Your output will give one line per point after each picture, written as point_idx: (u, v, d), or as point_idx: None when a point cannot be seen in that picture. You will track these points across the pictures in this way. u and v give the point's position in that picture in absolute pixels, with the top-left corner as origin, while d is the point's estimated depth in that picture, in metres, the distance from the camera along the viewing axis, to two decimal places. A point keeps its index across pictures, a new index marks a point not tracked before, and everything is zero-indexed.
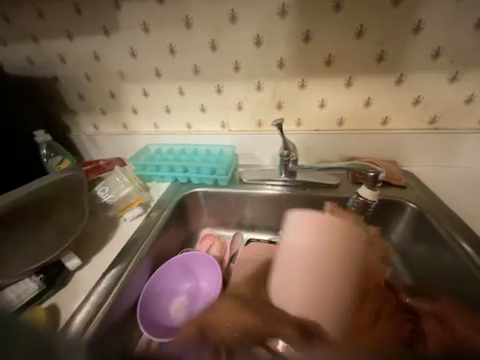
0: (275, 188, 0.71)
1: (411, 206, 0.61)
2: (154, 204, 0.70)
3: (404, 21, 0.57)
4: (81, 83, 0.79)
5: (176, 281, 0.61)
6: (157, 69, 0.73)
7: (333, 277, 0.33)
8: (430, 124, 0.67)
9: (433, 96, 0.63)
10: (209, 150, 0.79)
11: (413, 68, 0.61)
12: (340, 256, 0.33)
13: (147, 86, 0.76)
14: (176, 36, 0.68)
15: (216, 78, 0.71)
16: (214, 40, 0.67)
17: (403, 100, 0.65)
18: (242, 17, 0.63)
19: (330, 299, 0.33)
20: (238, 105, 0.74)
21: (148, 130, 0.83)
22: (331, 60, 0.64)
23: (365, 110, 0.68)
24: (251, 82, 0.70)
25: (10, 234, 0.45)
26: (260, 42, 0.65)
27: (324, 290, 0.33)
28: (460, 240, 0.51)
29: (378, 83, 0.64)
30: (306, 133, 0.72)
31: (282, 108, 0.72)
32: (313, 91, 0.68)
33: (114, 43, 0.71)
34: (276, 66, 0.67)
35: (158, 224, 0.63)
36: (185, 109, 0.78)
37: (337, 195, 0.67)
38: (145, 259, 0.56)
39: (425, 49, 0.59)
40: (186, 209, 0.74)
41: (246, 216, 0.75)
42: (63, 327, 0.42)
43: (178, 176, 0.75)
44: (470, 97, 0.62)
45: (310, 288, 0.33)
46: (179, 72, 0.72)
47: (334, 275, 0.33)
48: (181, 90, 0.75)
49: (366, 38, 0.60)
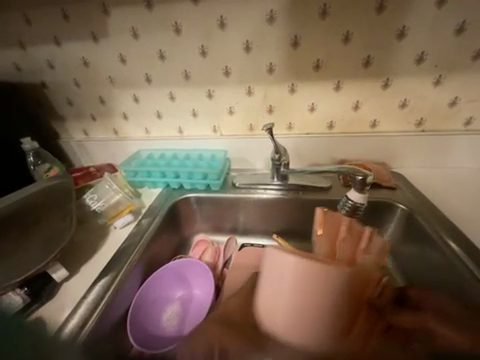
0: (268, 191, 0.71)
1: (401, 207, 0.62)
2: (145, 211, 0.69)
3: (390, 26, 0.59)
4: (70, 89, 0.78)
5: (169, 290, 0.60)
6: (147, 75, 0.73)
7: (311, 302, 0.36)
8: (417, 126, 0.68)
9: (418, 99, 0.65)
10: (201, 155, 0.79)
11: (399, 72, 0.63)
12: (314, 284, 0.35)
13: (137, 92, 0.75)
14: (166, 42, 0.68)
15: (207, 83, 0.72)
16: (204, 46, 0.67)
17: (390, 103, 0.66)
18: (231, 23, 0.63)
19: (311, 320, 0.36)
20: (229, 109, 0.74)
21: (139, 136, 0.82)
22: (319, 65, 0.65)
23: (355, 114, 0.69)
24: (242, 87, 0.71)
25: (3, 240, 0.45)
26: (249, 48, 0.65)
27: (303, 312, 0.36)
28: (447, 239, 0.52)
29: (366, 87, 0.65)
30: (297, 136, 0.73)
31: (273, 112, 0.72)
32: (303, 95, 0.69)
33: (103, 50, 0.71)
34: (266, 71, 0.68)
35: (150, 230, 0.63)
36: (176, 114, 0.77)
37: (329, 197, 0.68)
38: (136, 266, 0.55)
39: (410, 54, 0.61)
40: (178, 215, 0.73)
41: (239, 221, 0.75)
42: None
43: (170, 182, 0.75)
44: (454, 100, 0.64)
45: (291, 311, 0.37)
46: (169, 77, 0.72)
47: (312, 301, 0.35)
48: (172, 95, 0.75)
49: (353, 43, 0.61)
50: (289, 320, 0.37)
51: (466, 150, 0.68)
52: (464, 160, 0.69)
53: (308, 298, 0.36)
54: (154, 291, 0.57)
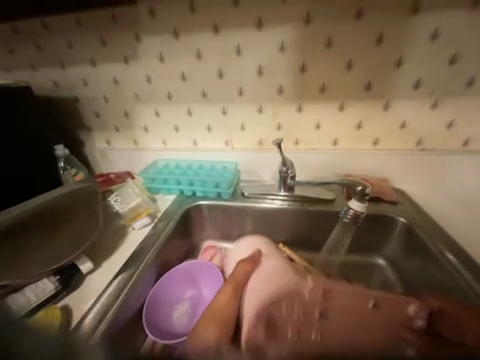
0: (276, 201, 0.75)
1: (401, 220, 0.65)
2: (160, 215, 0.74)
3: (388, 56, 0.65)
4: (99, 103, 0.87)
5: (180, 290, 0.64)
6: (169, 93, 0.81)
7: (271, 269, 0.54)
8: (416, 145, 0.72)
9: (417, 120, 0.70)
10: (214, 165, 0.85)
11: (397, 97, 0.68)
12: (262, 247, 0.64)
13: (159, 107, 0.84)
14: (188, 67, 0.77)
15: (223, 102, 0.79)
16: (221, 70, 0.75)
17: (391, 124, 0.71)
18: (247, 50, 0.72)
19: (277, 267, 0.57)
20: (241, 125, 0.81)
21: (157, 147, 0.90)
22: (325, 88, 0.71)
23: (357, 132, 0.74)
24: (254, 106, 0.78)
25: (30, 239, 0.50)
26: (262, 72, 0.73)
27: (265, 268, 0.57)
28: (445, 251, 0.55)
29: (367, 109, 0.71)
30: (303, 151, 0.78)
31: (281, 129, 0.79)
32: (308, 115, 0.75)
33: (132, 70, 0.80)
34: (276, 92, 0.75)
35: (165, 234, 0.67)
36: (193, 128, 0.85)
37: (332, 209, 0.71)
38: (150, 265, 0.59)
39: (408, 80, 0.67)
40: (190, 220, 0.78)
41: (247, 229, 0.79)
42: (74, 328, 0.45)
43: (185, 189, 0.80)
44: (451, 123, 0.68)
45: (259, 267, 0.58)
46: (189, 96, 0.80)
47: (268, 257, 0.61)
48: (189, 111, 0.83)
49: (355, 70, 0.68)
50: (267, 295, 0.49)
51: (464, 169, 0.72)
52: (464, 177, 0.72)
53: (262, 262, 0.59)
54: (168, 289, 0.61)
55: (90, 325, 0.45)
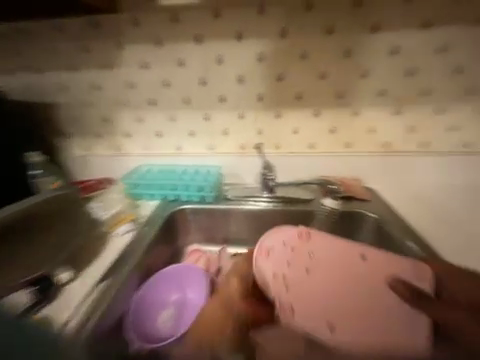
0: (258, 203, 0.78)
1: (372, 216, 0.69)
2: (143, 220, 0.74)
3: (355, 68, 0.72)
4: (79, 109, 0.86)
5: (165, 294, 0.64)
6: (151, 99, 0.82)
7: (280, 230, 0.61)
8: (384, 148, 0.79)
9: (384, 125, 0.76)
10: (197, 170, 0.86)
11: (365, 104, 0.75)
12: None
13: (141, 113, 0.85)
14: (170, 74, 0.79)
15: (205, 108, 0.82)
16: (203, 77, 0.78)
17: (361, 129, 0.78)
18: (228, 59, 0.76)
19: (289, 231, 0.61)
20: (224, 131, 0.84)
21: (140, 152, 0.89)
22: (301, 96, 0.77)
23: (331, 136, 0.80)
24: (235, 112, 0.81)
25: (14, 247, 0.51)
26: (242, 80, 0.77)
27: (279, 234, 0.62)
28: (406, 240, 0.60)
29: (339, 115, 0.77)
30: (282, 155, 0.82)
31: (262, 134, 0.82)
32: (287, 121, 0.80)
33: (114, 76, 0.81)
34: (256, 99, 0.79)
35: (147, 239, 0.67)
36: (176, 133, 0.86)
37: (311, 209, 0.75)
38: (132, 272, 0.58)
39: (374, 89, 0.73)
40: (174, 225, 0.78)
41: (230, 231, 0.80)
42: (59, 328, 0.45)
43: (168, 194, 0.80)
44: (412, 128, 0.75)
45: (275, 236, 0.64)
46: (171, 102, 0.82)
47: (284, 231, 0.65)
48: (172, 117, 0.84)
49: (327, 80, 0.74)
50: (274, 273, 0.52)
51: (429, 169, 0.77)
52: (429, 175, 0.77)
53: None
54: (155, 293, 0.62)
55: (76, 328, 0.44)
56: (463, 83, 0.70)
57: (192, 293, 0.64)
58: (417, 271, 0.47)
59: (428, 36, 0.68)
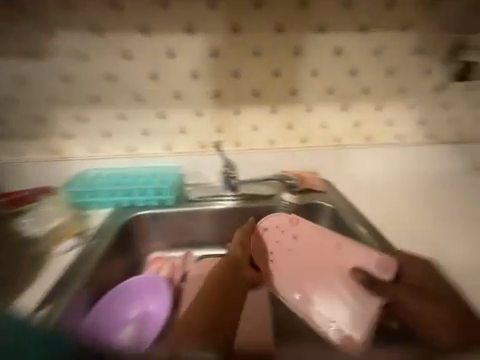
0: (221, 203, 0.75)
1: (329, 206, 0.73)
2: (92, 233, 0.65)
3: (305, 66, 0.76)
4: (4, 108, 0.74)
5: (124, 308, 0.59)
6: (93, 95, 0.75)
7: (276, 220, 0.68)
8: (336, 142, 0.84)
9: (334, 121, 0.82)
10: (154, 172, 0.79)
11: (316, 101, 0.79)
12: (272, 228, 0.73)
13: (83, 111, 0.76)
14: (116, 68, 0.73)
15: (158, 105, 0.77)
16: (153, 72, 0.74)
17: (314, 124, 0.82)
18: (179, 54, 0.73)
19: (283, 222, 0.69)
20: (181, 129, 0.79)
21: (85, 156, 0.79)
22: (257, 93, 0.77)
23: (288, 132, 0.82)
24: (192, 109, 0.78)
25: None
26: (196, 76, 0.75)
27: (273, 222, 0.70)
28: (356, 224, 0.65)
29: (293, 112, 0.80)
30: (243, 152, 0.82)
31: (221, 131, 0.80)
32: (245, 117, 0.80)
33: (47, 69, 0.72)
34: (213, 96, 0.77)
35: (97, 254, 0.60)
36: (126, 133, 0.79)
37: (274, 204, 0.75)
38: (80, 289, 0.52)
39: (323, 87, 0.78)
40: (130, 233, 0.71)
41: (195, 234, 0.76)
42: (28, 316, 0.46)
43: (121, 201, 0.73)
44: (357, 123, 0.82)
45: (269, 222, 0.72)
46: (118, 99, 0.76)
47: None
48: (121, 115, 0.77)
49: (280, 77, 0.76)
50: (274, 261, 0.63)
51: (377, 160, 0.84)
52: (377, 166, 0.84)
53: None
54: (114, 306, 0.58)
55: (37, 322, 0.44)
56: (395, 82, 0.79)
57: (152, 304, 0.59)
58: (381, 261, 0.54)
59: (365, 39, 0.75)
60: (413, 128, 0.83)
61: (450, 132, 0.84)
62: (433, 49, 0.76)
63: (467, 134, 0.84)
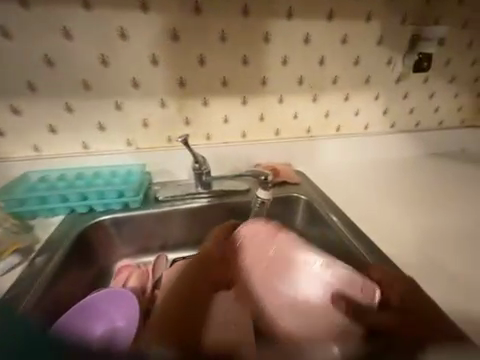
0: (194, 201, 0.70)
1: (303, 197, 0.73)
2: (40, 246, 0.56)
3: (275, 54, 0.73)
4: None
5: (85, 332, 0.50)
6: (30, 82, 0.63)
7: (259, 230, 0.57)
8: (307, 133, 0.84)
9: (305, 112, 0.81)
10: (114, 171, 0.71)
11: (287, 91, 0.77)
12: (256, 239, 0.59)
13: (17, 102, 0.64)
14: (55, 49, 0.62)
15: (113, 94, 0.67)
16: (104, 56, 0.64)
17: (286, 115, 0.80)
18: (133, 35, 0.64)
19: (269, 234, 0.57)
20: (143, 122, 0.71)
21: (26, 155, 0.68)
22: (226, 81, 0.72)
23: (261, 124, 0.79)
24: (154, 99, 0.70)
25: None
26: (156, 61, 0.67)
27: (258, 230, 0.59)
28: (331, 214, 0.65)
29: (264, 102, 0.77)
30: (214, 146, 0.77)
31: (190, 124, 0.74)
32: (215, 108, 0.74)
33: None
34: (177, 84, 0.70)
35: (48, 270, 0.51)
36: (77, 127, 0.68)
37: (249, 199, 0.73)
38: (29, 313, 0.44)
39: (293, 77, 0.76)
40: (90, 242, 0.63)
41: (167, 237, 0.71)
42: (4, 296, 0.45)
43: (76, 206, 0.63)
44: (327, 113, 0.83)
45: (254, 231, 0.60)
46: (63, 87, 0.65)
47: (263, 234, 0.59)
48: (69, 106, 0.66)
49: (250, 65, 0.72)
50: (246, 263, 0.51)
51: (347, 150, 0.86)
52: (346, 155, 0.87)
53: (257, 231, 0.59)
54: (72, 330, 0.49)
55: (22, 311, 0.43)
56: (361, 72, 0.80)
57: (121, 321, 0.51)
58: (366, 287, 0.44)
59: (331, 27, 0.74)
60: (377, 118, 0.87)
61: (408, 120, 0.90)
62: (393, 40, 0.79)
63: (423, 123, 0.91)
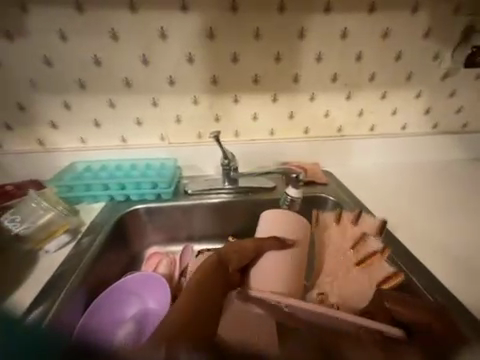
0: (221, 196, 0.72)
1: (331, 199, 0.71)
2: (85, 229, 0.62)
3: (309, 50, 0.71)
4: None
5: (119, 310, 0.56)
6: (80, 80, 0.69)
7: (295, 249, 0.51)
8: (338, 132, 0.81)
9: (336, 111, 0.78)
10: (149, 164, 0.75)
11: (319, 89, 0.75)
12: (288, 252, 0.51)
13: (69, 98, 0.71)
14: (103, 50, 0.67)
15: (151, 91, 0.72)
16: (145, 55, 0.68)
17: (316, 113, 0.78)
18: (172, 34, 0.67)
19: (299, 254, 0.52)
20: (177, 118, 0.75)
21: (74, 146, 0.75)
22: (258, 79, 0.73)
23: (290, 121, 0.78)
24: (188, 96, 0.73)
25: None
26: (192, 60, 0.69)
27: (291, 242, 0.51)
28: None
29: (294, 100, 0.76)
30: (243, 143, 0.78)
31: (220, 120, 0.76)
32: (245, 105, 0.75)
33: (27, 50, 0.66)
34: (210, 82, 0.72)
35: (92, 249, 0.57)
36: (118, 122, 0.74)
37: (275, 197, 0.73)
38: (76, 285, 0.50)
39: (327, 74, 0.74)
40: (125, 229, 0.68)
41: (194, 228, 0.74)
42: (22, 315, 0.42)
43: (115, 194, 0.69)
44: (361, 111, 0.79)
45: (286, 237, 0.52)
46: (108, 84, 0.70)
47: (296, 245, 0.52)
48: (111, 102, 0.72)
49: (283, 62, 0.72)
50: (277, 277, 0.49)
51: (380, 151, 0.82)
52: (380, 158, 0.83)
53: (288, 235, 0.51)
54: (106, 310, 0.54)
55: (53, 313, 0.44)
56: (402, 68, 0.75)
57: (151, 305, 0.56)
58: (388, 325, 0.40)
59: (372, 21, 0.70)
60: (417, 117, 0.81)
61: (454, 121, 0.82)
62: (442, 32, 0.72)
63: (471, 123, 0.83)
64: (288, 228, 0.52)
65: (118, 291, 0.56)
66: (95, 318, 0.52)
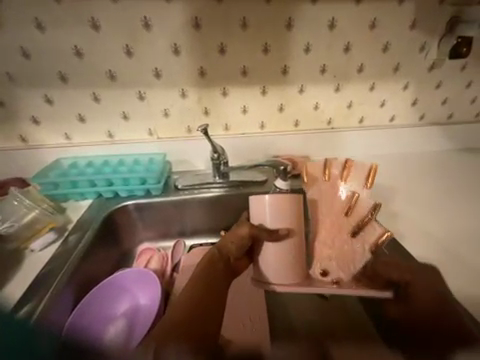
0: (212, 191, 0.72)
1: None
2: (72, 226, 0.61)
3: (297, 42, 0.70)
4: None
5: (111, 307, 0.55)
6: (61, 73, 0.67)
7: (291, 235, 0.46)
8: (328, 124, 0.81)
9: (325, 103, 0.78)
10: (137, 159, 0.74)
11: (308, 81, 0.75)
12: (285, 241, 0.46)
13: (50, 92, 0.68)
14: (84, 41, 0.64)
15: (136, 84, 0.69)
16: (129, 46, 0.66)
17: (306, 105, 0.78)
18: (156, 25, 0.65)
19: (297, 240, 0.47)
20: (164, 111, 0.73)
21: (58, 142, 0.73)
22: (246, 71, 0.72)
23: (280, 114, 0.78)
24: (175, 89, 0.71)
25: None
26: (178, 51, 0.68)
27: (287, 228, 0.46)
28: None
29: (284, 92, 0.75)
30: (233, 136, 0.77)
31: (209, 114, 0.75)
32: (233, 98, 0.74)
33: (2, 42, 0.63)
34: (198, 74, 0.70)
35: (81, 246, 0.56)
36: (103, 117, 0.72)
37: (266, 190, 0.73)
38: (64, 283, 0.49)
39: (316, 66, 0.73)
40: (115, 226, 0.67)
41: (186, 222, 0.73)
42: None
43: (102, 191, 0.68)
44: (350, 103, 0.79)
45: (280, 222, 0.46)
46: (91, 77, 0.68)
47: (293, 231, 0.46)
48: (96, 96, 0.70)
49: (271, 54, 0.71)
50: (279, 267, 0.46)
51: (370, 143, 0.83)
52: (369, 150, 0.84)
53: (282, 219, 0.46)
54: (97, 307, 0.54)
55: (42, 309, 0.43)
56: (390, 59, 0.75)
57: (144, 302, 0.55)
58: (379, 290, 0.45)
59: (359, 11, 0.69)
60: (405, 108, 0.82)
61: (440, 112, 0.83)
62: (428, 23, 0.72)
63: (457, 114, 0.84)
64: (287, 215, 0.46)
65: (109, 288, 0.56)
66: (86, 315, 0.52)
